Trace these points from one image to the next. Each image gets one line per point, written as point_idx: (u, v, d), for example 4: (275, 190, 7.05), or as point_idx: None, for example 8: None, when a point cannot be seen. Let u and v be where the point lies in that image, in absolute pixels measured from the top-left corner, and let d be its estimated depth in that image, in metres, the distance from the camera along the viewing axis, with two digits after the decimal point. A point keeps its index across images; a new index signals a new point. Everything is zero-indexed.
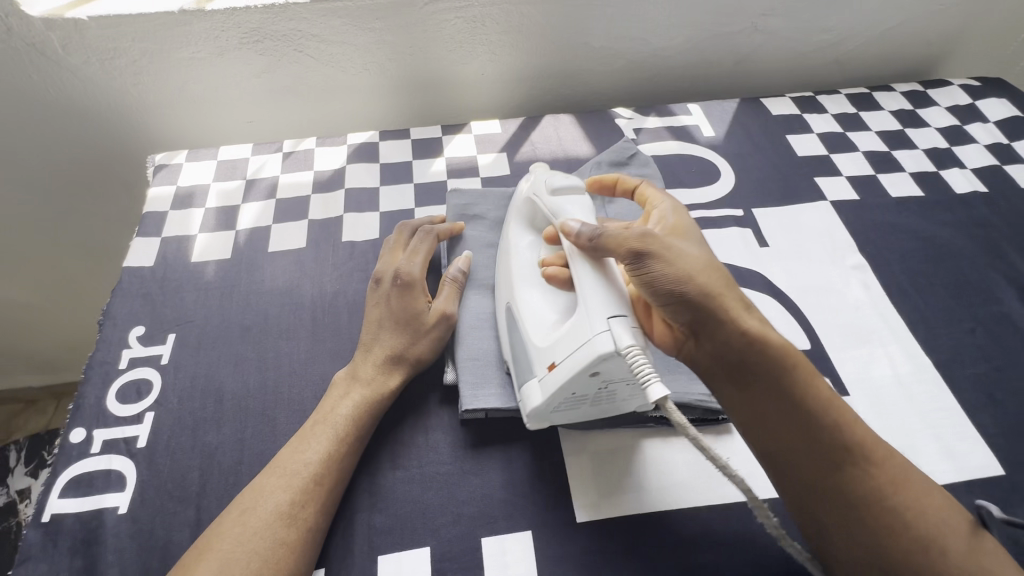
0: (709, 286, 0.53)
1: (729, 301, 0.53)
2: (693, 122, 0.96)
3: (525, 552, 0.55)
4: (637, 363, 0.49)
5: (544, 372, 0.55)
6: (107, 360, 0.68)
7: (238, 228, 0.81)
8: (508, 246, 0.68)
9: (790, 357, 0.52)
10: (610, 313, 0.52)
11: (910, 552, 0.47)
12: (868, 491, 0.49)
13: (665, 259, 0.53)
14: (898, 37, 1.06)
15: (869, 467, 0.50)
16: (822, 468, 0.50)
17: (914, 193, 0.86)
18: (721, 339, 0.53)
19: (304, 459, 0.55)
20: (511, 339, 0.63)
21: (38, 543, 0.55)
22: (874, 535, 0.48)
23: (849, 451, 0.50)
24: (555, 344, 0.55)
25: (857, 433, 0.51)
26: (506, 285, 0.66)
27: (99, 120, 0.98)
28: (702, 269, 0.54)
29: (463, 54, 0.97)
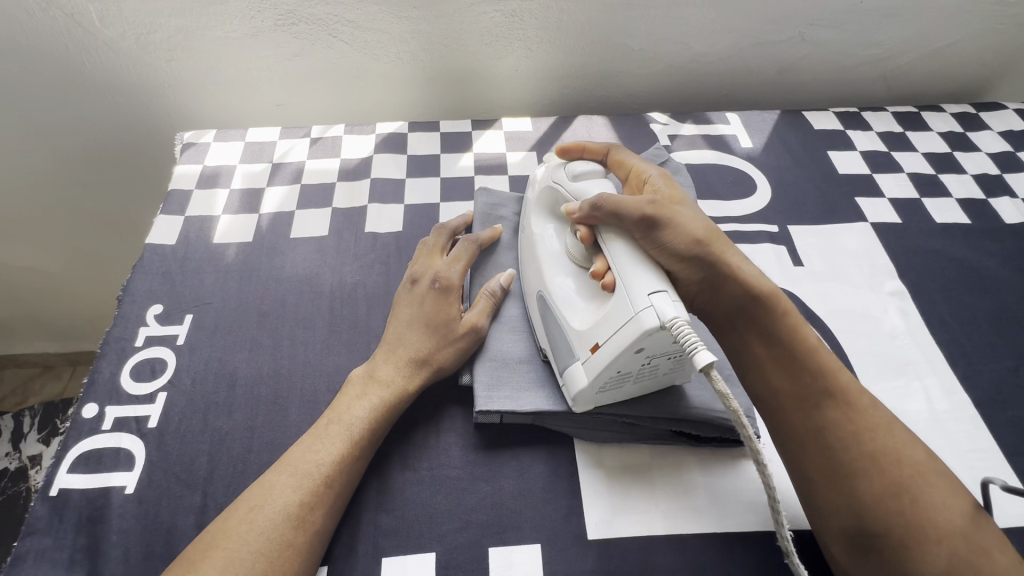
0: (708, 241, 0.57)
1: (728, 254, 0.58)
2: (730, 131, 0.93)
3: (533, 565, 0.53)
4: (682, 333, 0.48)
5: (587, 354, 0.55)
6: (124, 337, 0.67)
7: (262, 212, 0.80)
8: (530, 235, 0.67)
9: (783, 305, 0.57)
10: (651, 289, 0.51)
11: (881, 497, 0.48)
12: (846, 435, 0.51)
13: (673, 220, 0.56)
14: (951, 56, 1.01)
15: (852, 414, 0.52)
16: (809, 420, 0.53)
17: (960, 220, 0.82)
18: (726, 290, 0.57)
19: (316, 460, 0.54)
20: (546, 327, 0.62)
21: (44, 517, 0.55)
22: (852, 481, 0.49)
23: (835, 399, 0.52)
24: (597, 325, 0.55)
25: (840, 380, 0.53)
26: (535, 275, 0.64)
27: (131, 95, 0.98)
28: (701, 227, 0.58)
29: (498, 48, 0.95)
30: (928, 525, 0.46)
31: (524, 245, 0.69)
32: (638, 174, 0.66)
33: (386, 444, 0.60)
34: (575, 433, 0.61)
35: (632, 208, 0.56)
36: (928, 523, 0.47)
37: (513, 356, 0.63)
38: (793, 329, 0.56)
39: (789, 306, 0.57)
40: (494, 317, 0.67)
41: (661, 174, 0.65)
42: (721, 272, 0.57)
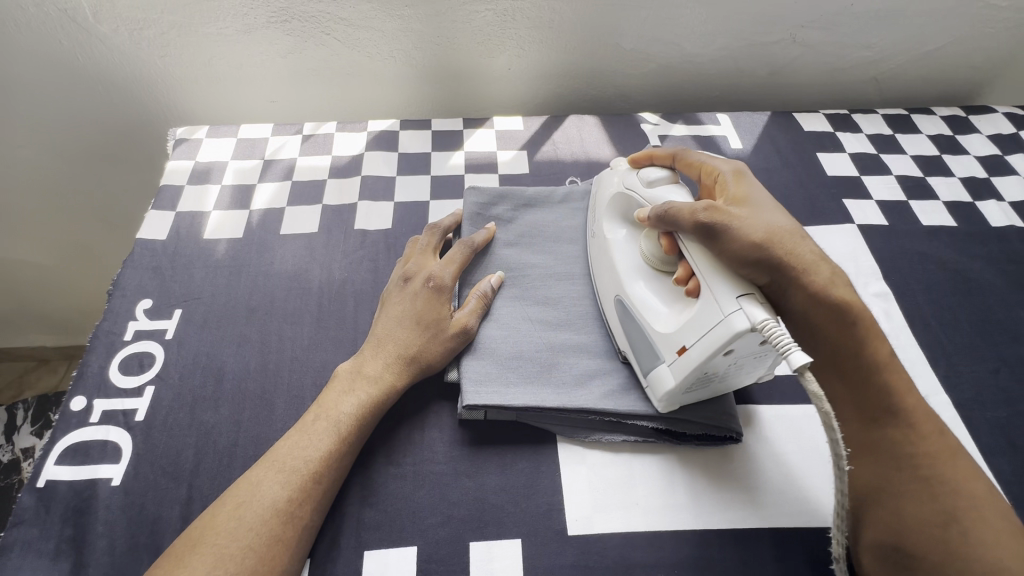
0: (771, 242, 0.55)
1: (795, 254, 0.55)
2: (721, 132, 0.93)
3: (513, 559, 0.54)
4: (775, 333, 0.49)
5: (674, 356, 0.56)
6: (113, 331, 0.68)
7: (252, 208, 0.81)
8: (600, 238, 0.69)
9: (856, 310, 0.54)
10: (739, 293, 0.52)
11: (926, 521, 0.48)
12: (902, 455, 0.51)
13: (731, 222, 0.56)
14: (943, 59, 1.02)
15: (913, 437, 0.51)
16: (868, 437, 0.53)
17: (945, 222, 0.83)
18: (791, 291, 0.55)
19: (304, 455, 0.55)
20: (626, 329, 0.62)
21: (31, 507, 0.56)
22: (898, 501, 0.50)
23: (900, 419, 0.51)
24: (683, 328, 0.56)
25: (909, 401, 0.52)
26: (609, 278, 0.66)
27: (125, 89, 0.98)
28: (764, 227, 0.56)
29: (491, 47, 0.96)
30: (973, 558, 0.45)
31: (594, 247, 0.71)
32: (714, 173, 0.66)
33: (371, 439, 0.61)
34: (560, 430, 0.61)
35: (687, 214, 0.57)
36: (971, 556, 0.45)
37: (503, 352, 0.64)
38: (864, 335, 0.53)
39: (864, 310, 0.54)
40: (485, 316, 0.67)
41: (737, 173, 0.64)
42: (786, 273, 0.54)
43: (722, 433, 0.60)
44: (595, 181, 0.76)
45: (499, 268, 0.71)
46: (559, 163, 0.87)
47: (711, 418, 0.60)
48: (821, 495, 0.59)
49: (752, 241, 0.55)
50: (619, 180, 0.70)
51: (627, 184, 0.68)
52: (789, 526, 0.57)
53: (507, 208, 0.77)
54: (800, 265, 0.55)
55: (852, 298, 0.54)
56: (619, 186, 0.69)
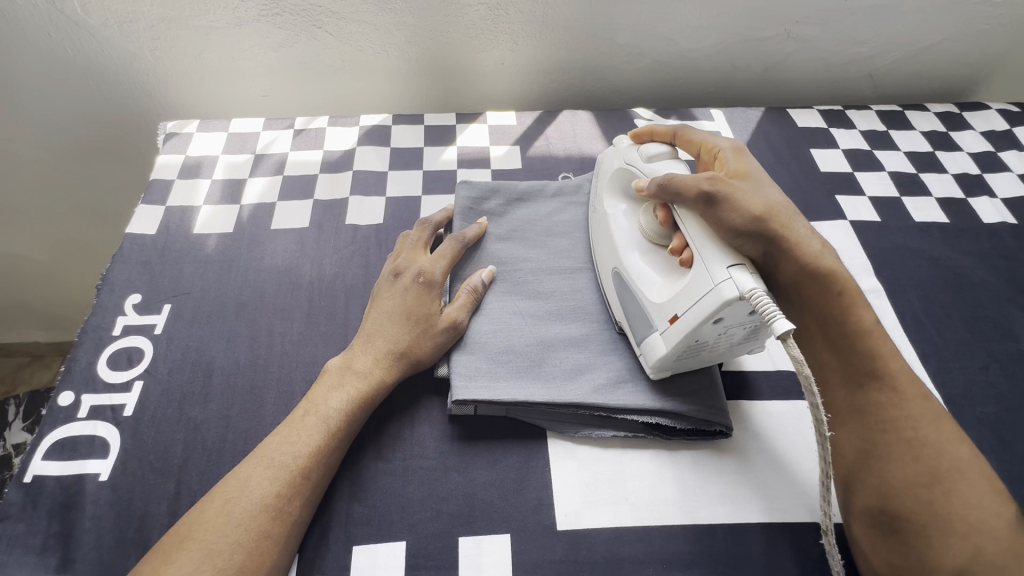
0: (769, 217, 0.56)
1: (791, 229, 0.56)
2: (714, 128, 0.93)
3: (501, 555, 0.54)
4: (761, 303, 0.48)
5: (665, 324, 0.56)
6: (101, 326, 0.67)
7: (243, 202, 0.80)
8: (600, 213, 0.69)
9: (843, 280, 0.55)
10: (729, 262, 0.52)
11: (911, 483, 0.48)
12: (885, 418, 0.51)
13: (735, 196, 0.56)
14: (938, 55, 1.02)
15: (896, 398, 0.52)
16: (851, 398, 0.53)
17: (938, 219, 0.83)
18: (784, 262, 0.56)
19: (294, 451, 0.54)
20: (621, 300, 0.63)
21: (18, 503, 0.55)
22: (881, 463, 0.50)
23: (882, 381, 0.52)
24: (674, 297, 0.56)
25: (891, 365, 0.53)
26: (609, 253, 0.66)
27: (115, 82, 0.97)
28: (762, 203, 0.57)
29: (484, 41, 0.95)
30: (958, 517, 0.46)
31: (595, 224, 0.71)
32: (713, 150, 0.66)
33: (361, 434, 0.61)
34: (550, 425, 0.61)
35: (692, 186, 0.57)
36: (956, 516, 0.46)
37: (493, 344, 0.64)
38: (850, 303, 0.55)
39: (849, 282, 0.55)
40: (476, 311, 0.67)
41: (737, 150, 0.64)
42: (780, 246, 0.55)
43: (712, 428, 0.61)
44: (597, 160, 0.75)
45: (489, 263, 0.70)
46: (552, 158, 0.87)
47: (704, 412, 0.60)
48: (809, 491, 0.59)
49: (751, 215, 0.55)
50: (620, 158, 0.69)
51: (626, 159, 0.68)
52: (778, 521, 0.57)
53: (499, 202, 0.76)
54: (795, 240, 0.56)
55: (838, 268, 0.56)
56: (619, 163, 0.68)
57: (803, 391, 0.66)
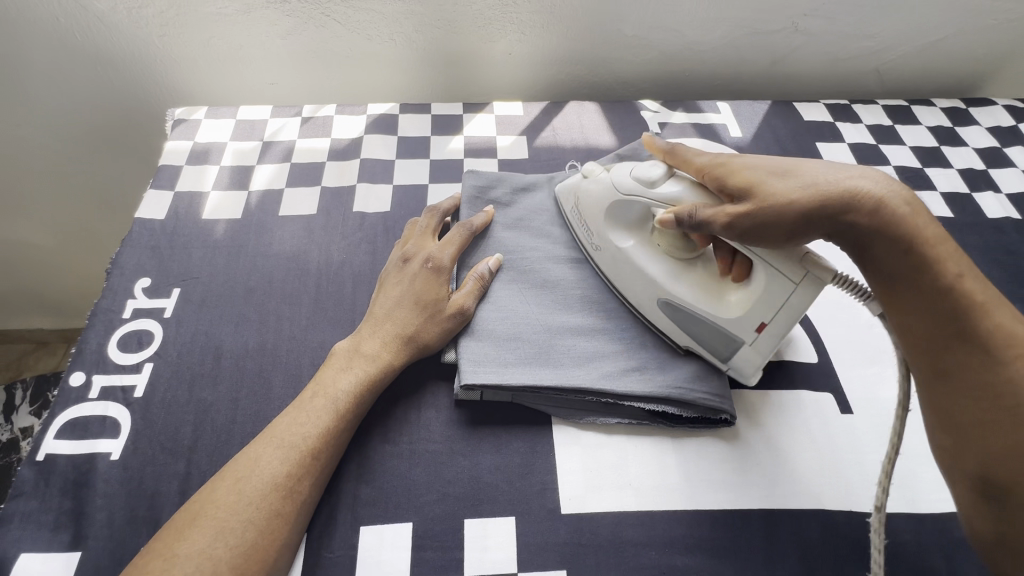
0: (818, 193, 0.51)
1: (849, 189, 0.51)
2: (720, 120, 0.93)
3: (506, 537, 0.55)
4: (854, 284, 0.53)
5: (754, 335, 0.59)
6: (112, 309, 0.68)
7: (251, 189, 0.81)
8: (608, 245, 0.68)
9: (917, 231, 0.49)
10: (801, 254, 0.54)
11: (1011, 453, 0.45)
12: (980, 385, 0.47)
13: (759, 212, 0.53)
14: (945, 50, 1.02)
15: (998, 361, 0.47)
16: (942, 364, 0.49)
17: (942, 213, 0.83)
18: (852, 229, 0.51)
19: (303, 432, 0.55)
20: (680, 324, 0.63)
21: (31, 480, 0.56)
22: (974, 434, 0.47)
23: (976, 344, 0.48)
24: (750, 308, 0.58)
25: (990, 321, 0.48)
26: (644, 285, 0.65)
27: (123, 68, 0.97)
28: (798, 182, 0.53)
29: (491, 31, 0.95)
30: None
31: (602, 258, 0.69)
32: (699, 170, 0.61)
33: (368, 417, 0.62)
34: (555, 411, 0.62)
35: (721, 220, 0.56)
36: None
37: (515, 334, 0.64)
38: (935, 256, 0.49)
39: (928, 230, 0.50)
40: (482, 299, 0.67)
41: (721, 164, 0.59)
42: (841, 221, 0.51)
43: (716, 417, 0.61)
44: (569, 186, 0.73)
45: (495, 250, 0.71)
46: (558, 148, 0.87)
47: (710, 401, 0.60)
48: (810, 479, 0.59)
49: (793, 210, 0.52)
50: (608, 187, 0.67)
51: (619, 189, 0.65)
52: (778, 507, 0.58)
53: (506, 191, 0.77)
54: (858, 201, 0.50)
55: (910, 216, 0.50)
56: (615, 194, 0.66)
57: (805, 380, 0.66)
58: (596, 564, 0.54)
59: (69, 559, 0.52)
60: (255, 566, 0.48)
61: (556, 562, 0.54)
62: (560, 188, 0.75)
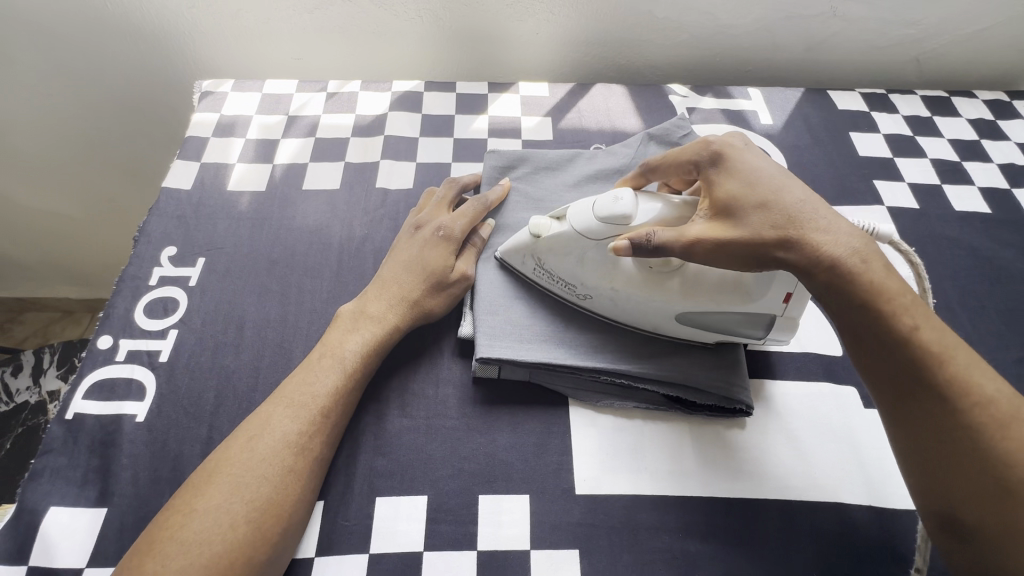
0: (784, 235, 0.50)
1: (811, 238, 0.50)
2: (751, 107, 0.90)
3: (520, 514, 0.55)
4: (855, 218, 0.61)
5: (783, 305, 0.57)
6: (138, 275, 0.69)
7: (275, 162, 0.81)
8: (602, 283, 0.60)
9: (870, 286, 0.48)
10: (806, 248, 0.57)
11: (974, 496, 0.44)
12: (942, 428, 0.45)
13: (728, 243, 0.51)
14: (991, 40, 0.97)
15: (954, 409, 0.45)
16: (900, 404, 0.48)
17: (979, 209, 0.81)
18: (809, 274, 0.50)
19: (312, 391, 0.56)
20: (709, 324, 0.59)
21: (60, 438, 0.58)
22: (942, 473, 0.46)
23: (936, 389, 0.46)
24: (771, 286, 0.56)
25: (946, 366, 0.46)
26: (658, 309, 0.59)
27: (154, 41, 0.98)
28: (773, 217, 0.51)
29: (520, 10, 0.94)
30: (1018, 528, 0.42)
31: (599, 298, 0.61)
32: (685, 163, 0.60)
33: (375, 379, 0.63)
34: (571, 392, 0.62)
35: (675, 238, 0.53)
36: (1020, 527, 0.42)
37: (526, 317, 0.64)
38: (886, 307, 0.48)
39: (883, 282, 0.48)
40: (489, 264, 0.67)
41: (717, 158, 0.57)
42: (800, 265, 0.50)
43: (735, 406, 0.60)
44: (516, 248, 0.63)
45: (493, 219, 0.70)
46: (583, 131, 0.86)
47: (727, 389, 0.59)
48: (830, 472, 0.58)
49: (761, 245, 0.51)
50: (576, 237, 0.59)
51: (589, 236, 0.58)
52: (796, 498, 0.57)
53: (526, 170, 0.75)
54: (818, 252, 0.49)
55: (864, 271, 0.48)
56: (587, 242, 0.59)
57: (828, 372, 0.65)
58: (608, 546, 0.54)
59: (96, 514, 0.54)
60: (272, 522, 0.49)
61: (569, 541, 0.54)
62: (502, 251, 0.65)
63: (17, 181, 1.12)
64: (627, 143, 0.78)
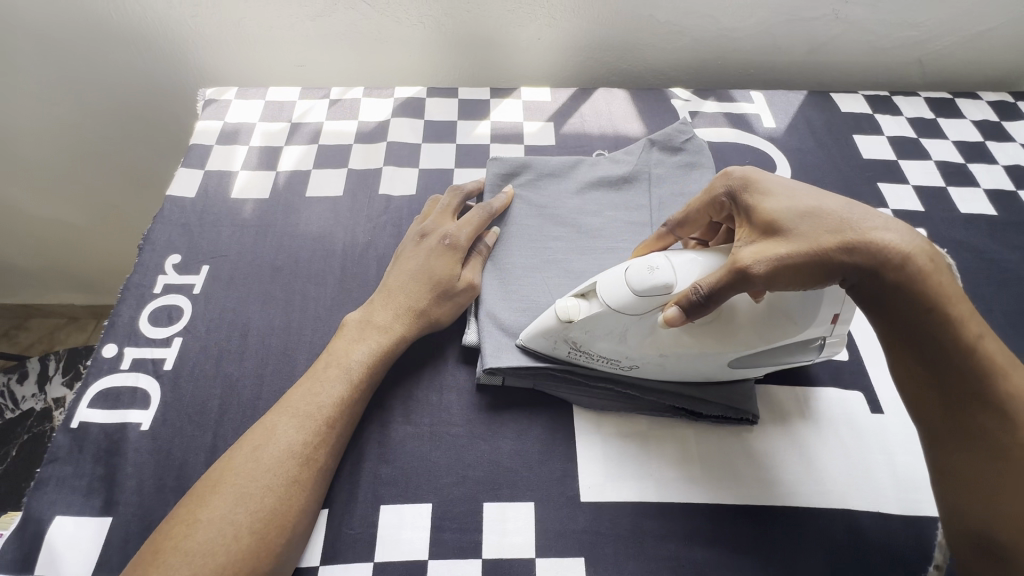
0: (845, 239, 0.48)
1: (872, 237, 0.49)
2: (753, 110, 0.90)
3: (525, 521, 0.55)
4: None
5: (829, 325, 0.57)
6: (143, 284, 0.70)
7: (278, 169, 0.81)
8: (653, 350, 0.56)
9: (940, 290, 0.48)
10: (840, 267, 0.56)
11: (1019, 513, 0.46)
12: (996, 442, 0.47)
13: (789, 257, 0.48)
14: (993, 41, 0.97)
15: (1013, 424, 0.47)
16: (952, 416, 0.49)
17: (985, 211, 0.80)
18: (880, 278, 0.48)
19: (317, 402, 0.56)
20: (761, 356, 0.58)
21: (65, 446, 0.58)
22: (988, 487, 0.47)
23: (991, 406, 0.47)
24: (820, 311, 0.55)
25: (1007, 381, 0.47)
26: (714, 361, 0.57)
27: (156, 49, 0.99)
28: (826, 223, 0.49)
29: (522, 15, 0.94)
30: None
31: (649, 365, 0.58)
32: (716, 198, 0.57)
33: (381, 387, 0.63)
34: (574, 400, 0.62)
35: (729, 274, 0.49)
36: None
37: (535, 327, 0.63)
38: (957, 316, 0.48)
39: (949, 288, 0.48)
40: (494, 269, 0.67)
41: (747, 182, 0.55)
42: (865, 270, 0.48)
43: (739, 415, 0.60)
44: (543, 332, 0.57)
45: (499, 226, 0.70)
46: (586, 136, 0.86)
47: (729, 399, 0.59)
48: (837, 478, 0.58)
49: (823, 252, 0.48)
50: (613, 314, 0.54)
51: (628, 311, 0.54)
52: (804, 505, 0.56)
53: (529, 177, 0.75)
54: (883, 253, 0.48)
55: (932, 272, 0.48)
56: (628, 318, 0.54)
57: (834, 377, 0.65)
58: (614, 554, 0.54)
59: (102, 523, 0.54)
60: (275, 532, 0.49)
61: (575, 549, 0.54)
62: (527, 338, 0.59)
63: (24, 189, 1.13)
64: (630, 149, 0.78)
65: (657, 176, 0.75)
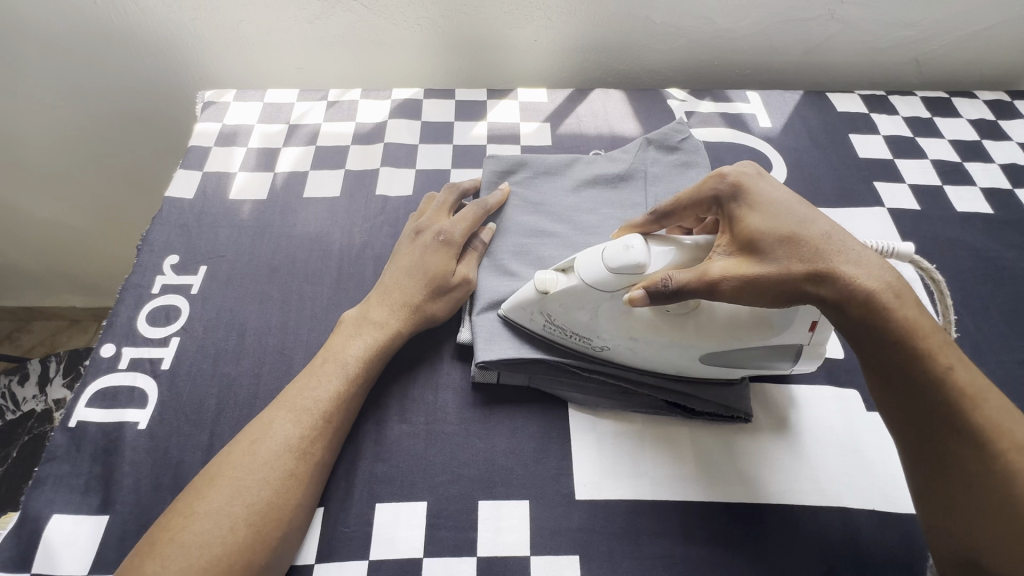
0: (813, 267, 0.49)
1: (841, 269, 0.48)
2: (749, 110, 0.91)
3: (520, 519, 0.55)
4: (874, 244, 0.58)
5: (807, 334, 0.57)
6: (141, 284, 0.70)
7: (276, 170, 0.82)
8: (622, 333, 0.57)
9: (905, 324, 0.47)
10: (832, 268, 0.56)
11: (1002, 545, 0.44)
12: (970, 474, 0.45)
13: (756, 277, 0.50)
14: (990, 40, 0.97)
15: (986, 455, 0.45)
16: (926, 446, 0.47)
17: (982, 210, 0.80)
18: (842, 308, 0.48)
19: (314, 397, 0.56)
20: (733, 360, 0.58)
21: (63, 445, 0.58)
22: (966, 517, 0.46)
23: (967, 434, 0.45)
24: (796, 318, 0.55)
25: (980, 412, 0.45)
26: (683, 352, 0.58)
27: (155, 53, 1.00)
28: (800, 249, 0.49)
29: (519, 17, 0.94)
30: None
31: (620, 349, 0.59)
32: (704, 199, 0.57)
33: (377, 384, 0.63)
34: (570, 397, 0.62)
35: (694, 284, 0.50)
36: None
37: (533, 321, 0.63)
38: (922, 348, 0.46)
39: (916, 320, 0.47)
40: (490, 267, 0.67)
41: (737, 189, 0.55)
42: (830, 299, 0.49)
43: (733, 412, 0.60)
44: (521, 302, 0.60)
45: (494, 223, 0.71)
46: (582, 136, 0.86)
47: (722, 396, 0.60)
48: (832, 476, 0.58)
49: (790, 278, 0.49)
50: (585, 290, 0.56)
51: (599, 288, 0.55)
52: (799, 504, 0.56)
53: (526, 175, 0.75)
54: (850, 284, 0.48)
55: (897, 307, 0.47)
56: (599, 295, 0.56)
57: (829, 375, 0.65)
58: (608, 552, 0.54)
59: (99, 521, 0.54)
60: (271, 525, 0.49)
61: (569, 547, 0.54)
62: (507, 308, 0.61)
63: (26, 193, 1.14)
64: (626, 148, 0.79)
65: (653, 174, 0.75)
